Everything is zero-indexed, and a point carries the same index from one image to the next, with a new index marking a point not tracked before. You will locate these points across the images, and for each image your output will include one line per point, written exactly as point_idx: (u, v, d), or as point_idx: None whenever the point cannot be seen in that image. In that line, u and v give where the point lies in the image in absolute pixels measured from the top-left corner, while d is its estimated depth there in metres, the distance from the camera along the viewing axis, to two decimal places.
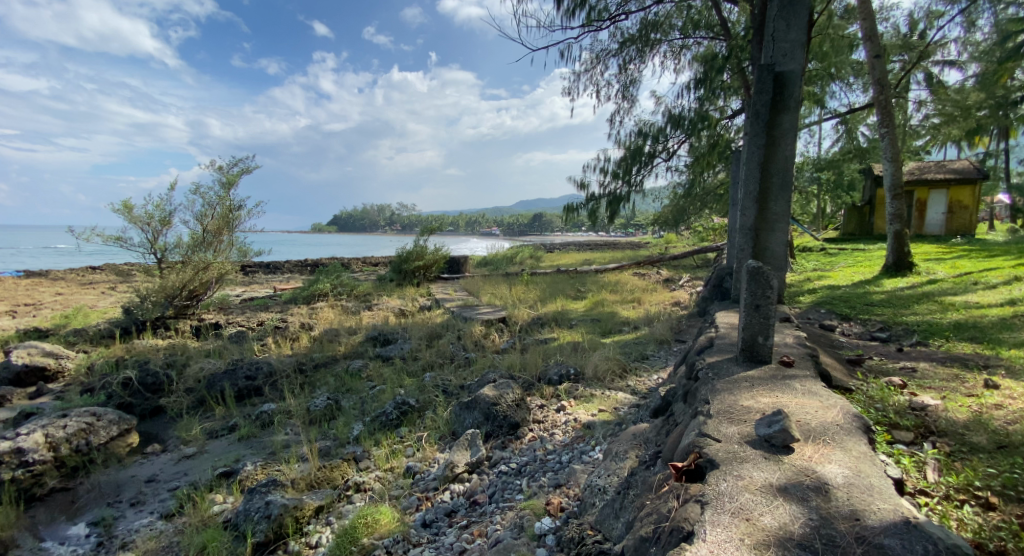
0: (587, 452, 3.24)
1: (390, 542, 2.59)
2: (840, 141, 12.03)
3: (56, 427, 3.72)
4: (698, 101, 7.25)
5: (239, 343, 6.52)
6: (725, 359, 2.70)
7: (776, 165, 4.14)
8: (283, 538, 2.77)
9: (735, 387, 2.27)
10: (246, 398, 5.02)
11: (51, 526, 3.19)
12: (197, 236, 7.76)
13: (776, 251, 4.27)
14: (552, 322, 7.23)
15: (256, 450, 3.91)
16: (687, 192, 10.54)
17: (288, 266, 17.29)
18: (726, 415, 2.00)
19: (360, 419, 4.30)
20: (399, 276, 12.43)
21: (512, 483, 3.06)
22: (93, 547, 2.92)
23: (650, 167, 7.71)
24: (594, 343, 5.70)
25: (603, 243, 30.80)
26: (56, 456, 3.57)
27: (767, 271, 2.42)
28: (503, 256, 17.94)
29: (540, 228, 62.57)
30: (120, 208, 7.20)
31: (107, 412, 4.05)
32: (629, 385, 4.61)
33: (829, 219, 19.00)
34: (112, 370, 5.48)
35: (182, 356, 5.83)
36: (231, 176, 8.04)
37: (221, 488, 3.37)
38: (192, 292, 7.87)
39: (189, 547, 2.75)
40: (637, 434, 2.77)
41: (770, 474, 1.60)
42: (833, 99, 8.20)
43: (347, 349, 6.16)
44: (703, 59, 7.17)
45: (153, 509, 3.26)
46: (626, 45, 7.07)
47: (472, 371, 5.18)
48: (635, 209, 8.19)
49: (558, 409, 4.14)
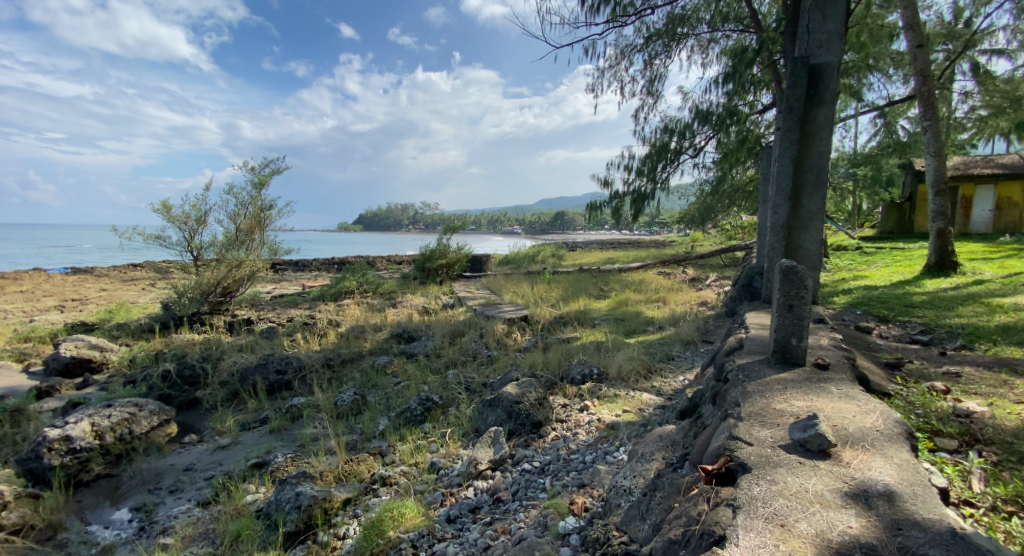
0: (612, 453, 3.22)
1: (415, 535, 2.62)
2: (877, 136, 11.58)
3: (102, 416, 3.88)
4: (727, 96, 7.09)
5: (270, 339, 6.72)
6: (757, 360, 2.63)
7: (810, 160, 3.99)
8: (313, 528, 2.85)
9: (767, 390, 2.22)
10: (277, 392, 5.17)
11: (97, 511, 3.35)
12: (231, 235, 8.02)
13: (809, 250, 4.15)
14: (575, 322, 7.19)
15: (287, 443, 4.02)
16: (714, 190, 10.30)
17: (315, 264, 17.69)
18: (758, 418, 1.96)
19: (385, 414, 4.37)
20: (422, 274, 12.55)
21: (536, 481, 3.06)
22: (135, 532, 3.06)
23: (676, 164, 7.57)
24: (618, 343, 5.65)
25: (625, 242, 30.32)
26: (102, 443, 3.74)
27: (802, 270, 2.35)
28: (525, 255, 17.90)
29: (563, 227, 62.30)
30: (159, 208, 7.50)
31: (148, 403, 4.22)
32: (655, 386, 4.56)
33: (865, 217, 18.29)
34: (152, 362, 5.72)
35: (217, 351, 6.04)
36: (263, 176, 8.29)
37: (254, 478, 3.48)
38: (226, 289, 8.15)
39: (224, 534, 2.85)
40: (664, 435, 2.75)
41: (807, 479, 1.56)
42: (870, 91, 7.89)
43: (372, 345, 6.27)
44: (732, 53, 6.98)
45: (190, 496, 3.39)
46: (652, 40, 6.97)
47: (495, 369, 5.20)
48: (660, 207, 8.07)
49: (582, 409, 4.12)
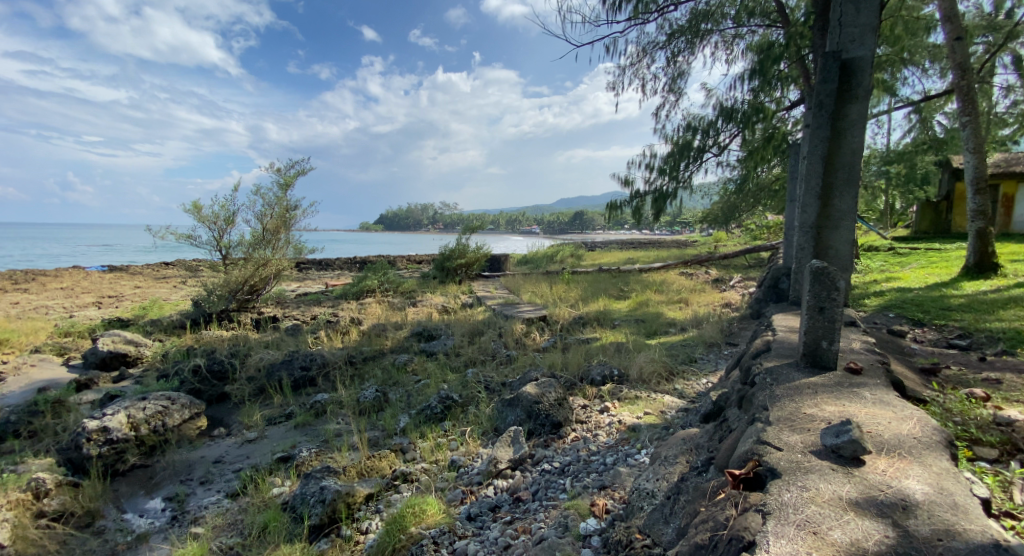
0: (633, 455, 3.19)
1: (437, 532, 2.65)
2: (911, 132, 11.17)
3: (137, 408, 4.02)
4: (752, 92, 6.96)
5: (295, 336, 6.87)
6: (785, 363, 2.58)
7: (842, 158, 3.87)
8: (337, 522, 2.90)
9: (797, 394, 2.17)
10: (302, 388, 5.28)
11: (132, 500, 3.48)
12: (258, 234, 8.23)
13: (840, 251, 4.05)
14: (595, 322, 7.16)
15: (311, 438, 4.11)
16: (738, 189, 10.10)
17: (337, 263, 18.00)
18: (788, 422, 1.92)
19: (406, 411, 4.43)
20: (442, 273, 12.64)
21: (556, 482, 3.06)
22: (168, 520, 3.16)
23: (699, 162, 7.45)
24: (639, 344, 5.60)
25: (646, 242, 29.96)
26: (137, 435, 3.87)
27: (833, 271, 2.29)
28: (544, 254, 17.87)
29: (582, 226, 62.03)
30: (191, 208, 7.75)
31: (180, 396, 4.36)
32: (677, 388, 4.50)
33: (898, 217, 17.67)
34: (183, 357, 5.91)
35: (245, 347, 6.20)
36: (288, 177, 8.48)
37: (280, 472, 3.56)
38: (253, 286, 8.37)
39: (251, 525, 2.93)
40: (688, 438, 2.71)
41: (840, 486, 1.52)
42: (904, 86, 7.61)
43: (394, 343, 6.36)
44: (758, 48, 6.83)
45: (220, 488, 3.49)
46: (675, 36, 6.89)
47: (514, 368, 5.21)
48: (683, 206, 7.96)
49: (602, 410, 4.09)
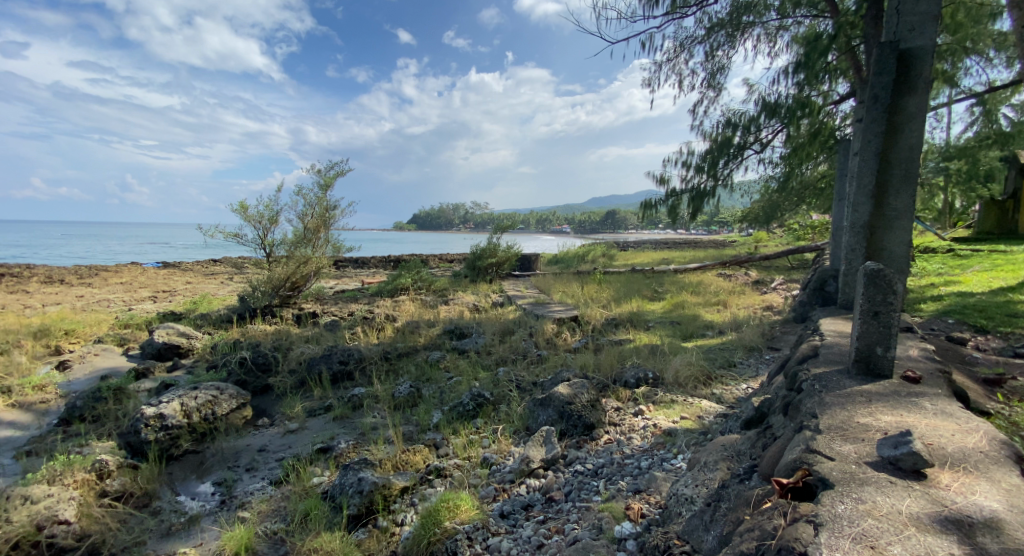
0: (668, 460, 3.13)
1: (471, 527, 2.66)
2: (973, 126, 10.44)
3: (190, 397, 4.24)
4: (798, 86, 6.68)
5: (333, 331, 7.09)
6: (834, 370, 2.46)
7: (898, 154, 3.67)
8: (374, 513, 2.98)
9: (849, 402, 2.07)
10: (340, 382, 5.43)
11: (185, 483, 3.67)
12: (299, 232, 8.53)
13: (895, 253, 3.81)
14: (628, 323, 7.06)
15: (349, 430, 4.22)
16: (781, 187, 9.73)
17: (373, 261, 18.43)
18: (839, 431, 1.84)
19: (439, 407, 4.49)
20: (473, 272, 12.74)
21: (589, 483, 3.03)
22: (217, 504, 3.31)
23: (740, 160, 7.23)
24: (674, 347, 5.49)
25: (682, 242, 29.24)
26: (189, 422, 4.08)
27: (890, 274, 2.17)
28: (576, 254, 17.73)
29: (614, 226, 61.37)
30: (238, 208, 8.11)
31: (228, 387, 4.57)
32: (715, 393, 4.39)
33: (958, 217, 16.58)
34: (230, 350, 6.20)
35: (287, 341, 6.44)
36: (328, 177, 8.74)
37: (320, 462, 3.68)
38: (295, 283, 8.68)
39: (294, 513, 3.04)
40: (728, 444, 2.64)
41: (899, 500, 1.44)
42: (966, 76, 7.12)
43: (427, 340, 6.46)
44: (804, 40, 6.56)
45: (264, 475, 3.64)
46: (715, 30, 6.71)
47: (545, 368, 5.20)
48: (721, 205, 7.74)
49: (636, 413, 4.03)
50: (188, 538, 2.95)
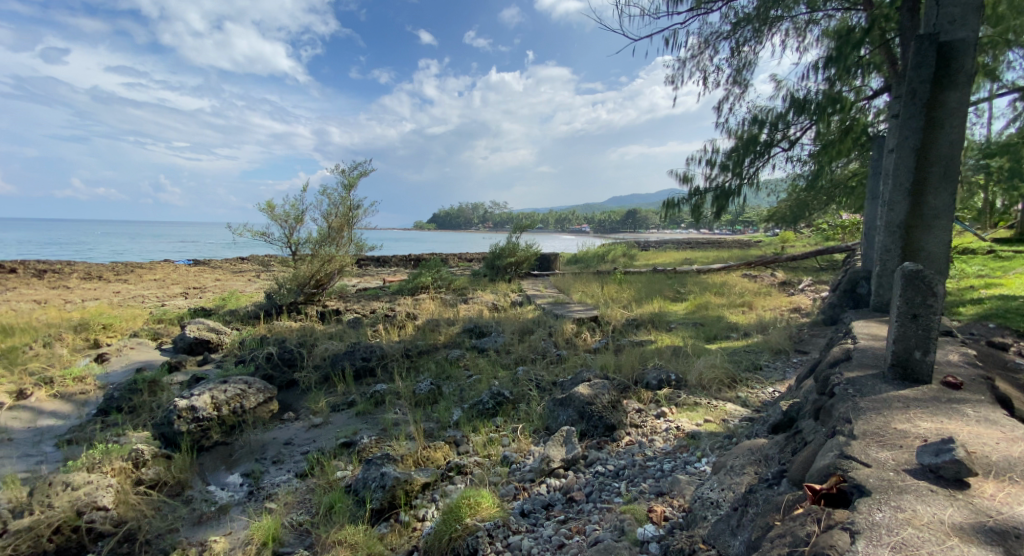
0: (692, 463, 3.09)
1: (492, 525, 2.67)
2: (1016, 121, 9.98)
3: (220, 390, 4.36)
4: (828, 82, 6.50)
5: (356, 328, 7.19)
6: (868, 374, 2.38)
7: (938, 150, 3.53)
8: (396, 508, 3.01)
9: (886, 407, 2.00)
10: (362, 378, 5.52)
11: (215, 474, 3.77)
12: (324, 231, 8.69)
13: (933, 253, 3.67)
14: (649, 324, 6.98)
15: (371, 426, 4.28)
16: (809, 186, 9.47)
17: (394, 260, 18.66)
18: (875, 437, 1.78)
19: (459, 405, 4.52)
20: (493, 271, 12.78)
21: (610, 485, 3.01)
22: (246, 495, 3.40)
23: (767, 158, 7.06)
24: (698, 349, 5.40)
25: (705, 243, 28.71)
26: (219, 415, 4.20)
27: (930, 275, 2.10)
28: (596, 254, 17.60)
29: (636, 226, 60.81)
30: (265, 207, 8.31)
31: (256, 381, 4.69)
32: (740, 397, 4.30)
33: (999, 217, 15.85)
34: (257, 345, 6.35)
35: (311, 337, 6.57)
36: (351, 177, 8.88)
37: (343, 456, 3.74)
38: (319, 281, 8.84)
39: (319, 505, 3.09)
40: (755, 448, 2.58)
41: (940, 509, 1.39)
42: (1008, 70, 6.81)
43: (447, 338, 6.51)
44: (835, 34, 6.36)
45: (290, 468, 3.72)
46: (741, 25, 6.57)
47: (565, 368, 5.18)
48: (746, 204, 7.58)
49: (658, 415, 3.98)
50: (218, 527, 3.03)
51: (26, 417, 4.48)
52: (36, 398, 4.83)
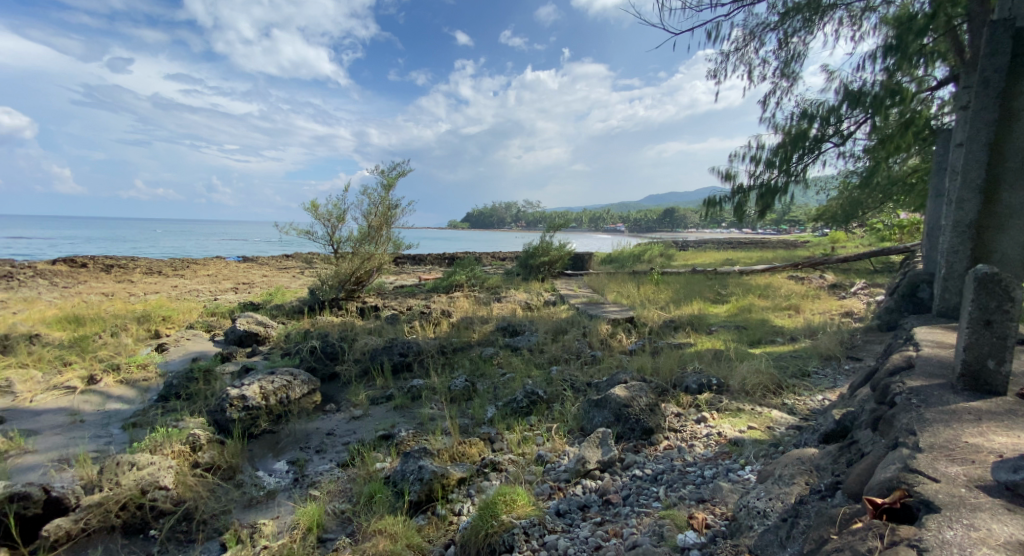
0: (735, 471, 2.98)
1: (527, 523, 2.66)
2: None
3: (268, 381, 4.55)
4: (886, 72, 6.15)
5: (393, 324, 7.35)
6: (934, 384, 2.24)
7: (1015, 145, 3.27)
8: (433, 501, 3.06)
9: (954, 420, 1.88)
10: (400, 373, 5.63)
11: (263, 460, 3.94)
12: (364, 230, 8.91)
13: (1008, 255, 3.41)
14: (688, 326, 6.81)
15: (408, 420, 4.37)
16: (862, 184, 8.96)
17: (430, 258, 18.96)
18: (943, 451, 1.67)
19: (494, 402, 4.55)
20: (527, 270, 12.79)
21: (648, 489, 2.95)
22: (291, 481, 3.53)
23: (817, 154, 6.74)
24: (740, 353, 5.22)
25: (746, 243, 27.72)
26: (267, 404, 4.38)
27: (1008, 279, 1.97)
28: (632, 253, 17.30)
29: (674, 225, 59.54)
30: (310, 207, 8.62)
31: (301, 373, 4.87)
32: (786, 404, 4.13)
33: None
34: (301, 339, 6.60)
35: (351, 332, 6.76)
36: (390, 178, 9.05)
37: (382, 448, 3.83)
38: (359, 278, 9.09)
39: (359, 495, 3.17)
40: (806, 458, 2.47)
41: (1020, 531, 1.30)
42: None
43: (481, 336, 6.56)
44: (895, 21, 6.00)
45: (332, 457, 3.85)
46: (790, 15, 6.31)
47: (600, 369, 5.12)
48: (793, 202, 7.27)
49: (698, 420, 3.87)
50: (267, 511, 3.17)
51: (96, 400, 4.82)
52: (104, 383, 5.19)
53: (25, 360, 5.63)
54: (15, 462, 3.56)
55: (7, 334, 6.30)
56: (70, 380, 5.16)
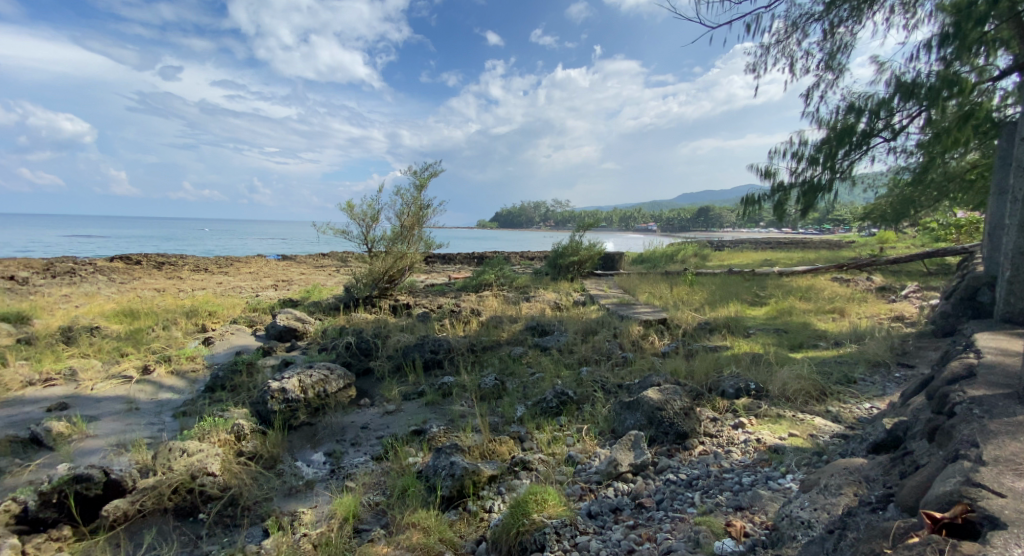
0: (775, 479, 2.88)
1: (559, 523, 2.65)
2: None
3: (307, 374, 4.69)
4: (943, 62, 5.82)
5: (425, 322, 7.46)
6: (998, 394, 2.10)
7: None
8: (465, 497, 3.09)
9: (1021, 432, 1.76)
10: (431, 369, 5.71)
11: (302, 451, 4.07)
12: (397, 230, 9.06)
13: None
14: (724, 329, 6.62)
15: (439, 416, 4.42)
16: (915, 181, 8.48)
17: (461, 257, 19.13)
18: (1010, 464, 1.57)
19: (523, 402, 4.55)
20: (557, 270, 12.72)
21: (683, 494, 2.89)
22: (328, 472, 3.63)
23: (865, 149, 6.44)
24: (780, 358, 5.04)
25: (786, 242, 26.67)
26: (305, 397, 4.52)
27: None
28: (664, 253, 16.97)
29: (709, 224, 58.09)
30: (346, 207, 8.85)
31: (337, 368, 4.99)
32: (830, 411, 3.97)
33: None
34: (337, 335, 6.78)
35: (385, 329, 6.90)
36: (423, 178, 9.17)
37: (414, 443, 3.89)
38: (391, 277, 9.27)
39: (393, 488, 3.23)
40: (854, 468, 2.36)
41: None
42: None
43: (510, 335, 6.57)
44: (953, 8, 5.67)
45: (367, 450, 3.94)
46: (836, 5, 6.06)
47: (632, 371, 5.04)
48: (838, 200, 6.96)
49: (735, 426, 3.76)
50: (306, 500, 3.27)
51: (149, 390, 5.10)
52: (157, 373, 5.48)
53: (87, 351, 6.00)
54: (78, 445, 3.80)
55: (70, 326, 6.73)
56: (126, 370, 5.48)
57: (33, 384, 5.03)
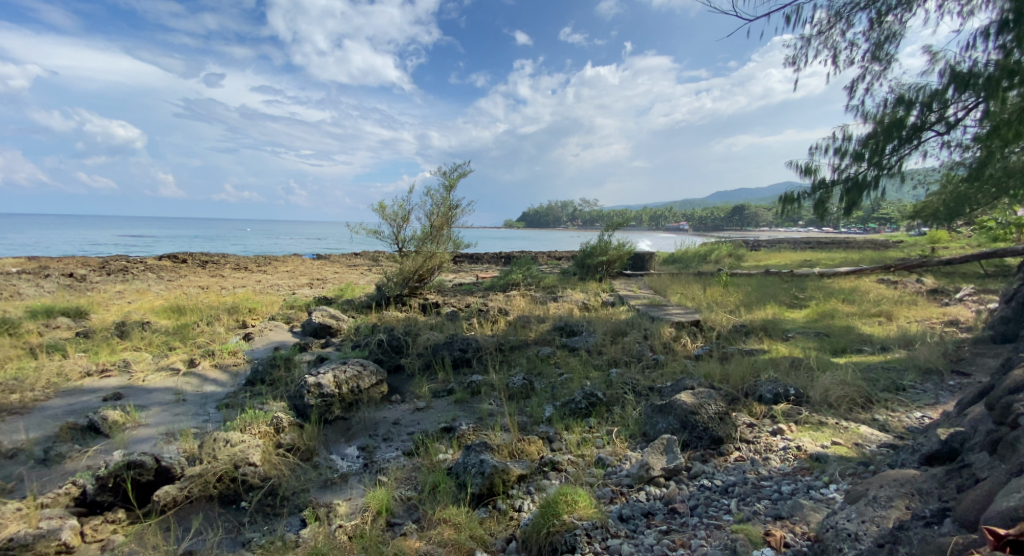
0: (817, 488, 2.77)
1: (590, 525, 2.62)
2: None
3: (341, 370, 4.81)
4: (1003, 50, 5.47)
5: (454, 321, 7.52)
6: None
7: None
8: (495, 495, 3.09)
9: None
10: (460, 368, 5.75)
11: (337, 444, 4.17)
12: (427, 230, 9.17)
13: None
14: (760, 332, 6.41)
15: (468, 414, 4.44)
16: (970, 178, 8.00)
17: (489, 257, 19.22)
18: None
19: (552, 402, 4.52)
20: (586, 270, 12.60)
21: (718, 500, 2.81)
22: (361, 466, 3.71)
23: (915, 143, 6.11)
24: (820, 363, 4.84)
25: (827, 242, 25.63)
26: (340, 392, 4.63)
27: None
28: (696, 254, 16.58)
29: (745, 223, 56.43)
30: (378, 207, 9.02)
31: (370, 364, 5.09)
32: (876, 420, 3.78)
33: None
34: (369, 332, 6.91)
35: (415, 327, 6.99)
36: (452, 178, 9.25)
37: (444, 440, 3.92)
38: (421, 276, 9.39)
39: (423, 483, 3.27)
40: (904, 480, 2.24)
41: None
42: None
43: (538, 335, 6.55)
44: None
45: (398, 446, 4.00)
46: None
47: (663, 374, 4.95)
48: (885, 198, 6.64)
49: (773, 432, 3.64)
50: (341, 492, 3.34)
51: (194, 382, 5.33)
52: (202, 366, 5.73)
53: (138, 344, 6.32)
54: (131, 433, 4.01)
55: (123, 321, 7.11)
56: (173, 363, 5.75)
57: (90, 374, 5.34)
